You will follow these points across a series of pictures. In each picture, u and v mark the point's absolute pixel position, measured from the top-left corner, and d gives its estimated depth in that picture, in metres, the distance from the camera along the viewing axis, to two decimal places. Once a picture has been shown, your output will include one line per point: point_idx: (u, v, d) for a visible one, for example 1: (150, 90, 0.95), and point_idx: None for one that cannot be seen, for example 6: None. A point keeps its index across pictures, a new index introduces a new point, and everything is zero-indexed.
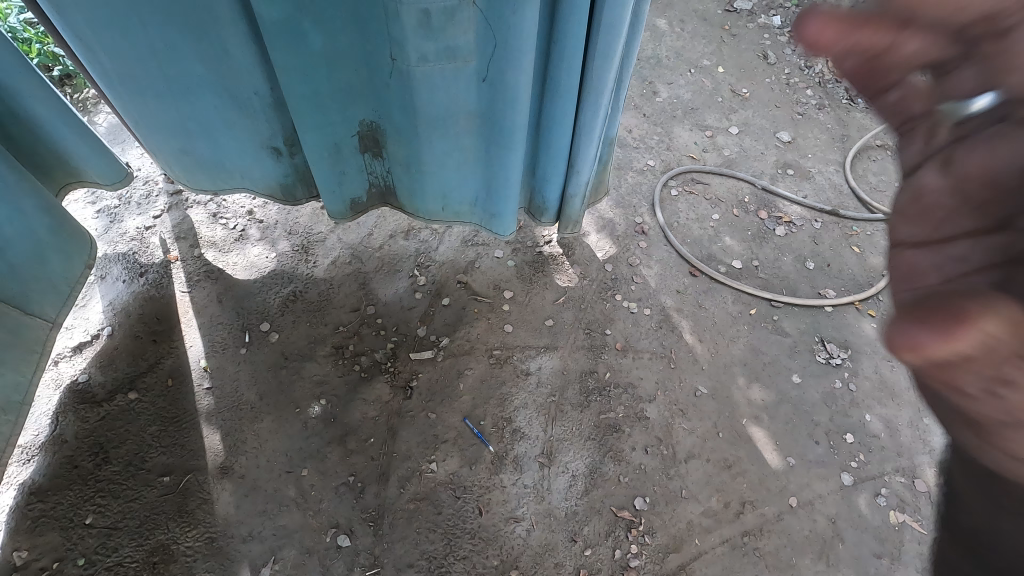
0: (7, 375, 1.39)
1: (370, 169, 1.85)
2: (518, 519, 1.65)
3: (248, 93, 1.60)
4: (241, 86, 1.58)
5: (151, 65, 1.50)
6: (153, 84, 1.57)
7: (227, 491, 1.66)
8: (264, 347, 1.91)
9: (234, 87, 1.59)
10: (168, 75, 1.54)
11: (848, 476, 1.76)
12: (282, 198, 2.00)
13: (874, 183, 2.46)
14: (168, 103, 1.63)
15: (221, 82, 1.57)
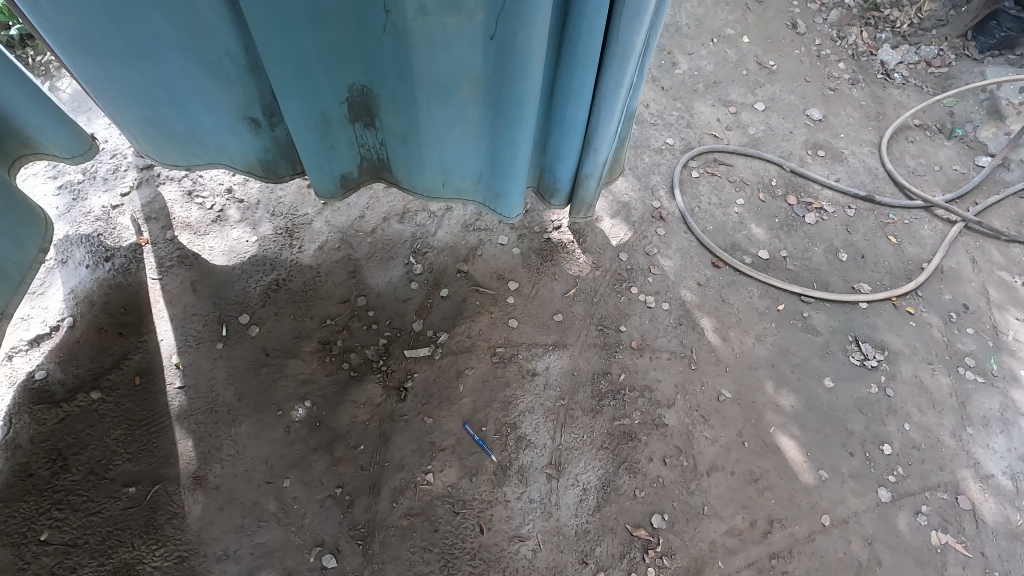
0: None
1: (361, 142, 1.64)
2: (523, 538, 1.49)
3: (218, 54, 1.38)
4: (211, 46, 1.36)
5: (103, 18, 1.28)
6: (108, 41, 1.34)
7: (200, 504, 1.50)
8: (243, 341, 1.73)
9: (201, 47, 1.36)
10: (124, 31, 1.31)
11: (885, 492, 1.60)
12: (263, 176, 1.79)
13: (912, 167, 2.26)
14: (128, 64, 1.41)
15: (188, 41, 1.35)
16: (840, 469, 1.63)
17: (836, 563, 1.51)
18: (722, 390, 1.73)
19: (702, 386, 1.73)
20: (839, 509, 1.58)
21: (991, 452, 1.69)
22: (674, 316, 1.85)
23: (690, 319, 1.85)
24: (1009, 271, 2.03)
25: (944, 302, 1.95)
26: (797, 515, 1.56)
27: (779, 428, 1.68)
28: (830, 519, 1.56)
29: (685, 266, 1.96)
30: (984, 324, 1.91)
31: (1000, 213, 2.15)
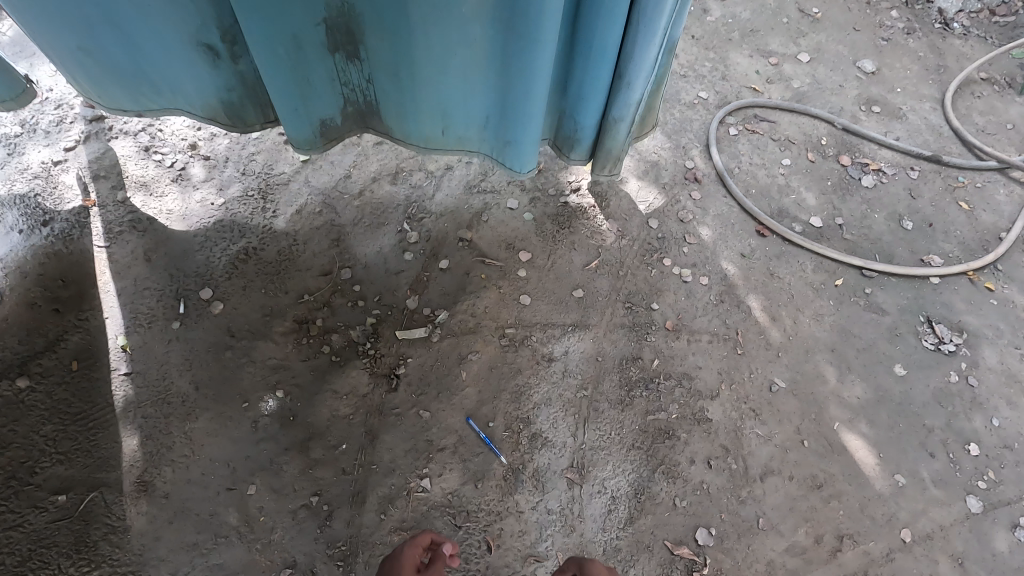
0: None
1: (343, 77, 1.35)
2: (540, 557, 1.23)
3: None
4: None
5: None
6: None
7: (145, 516, 1.22)
8: (204, 320, 1.45)
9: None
10: None
11: (975, 501, 1.33)
12: (230, 122, 1.48)
13: (981, 125, 1.97)
14: None
15: None
16: (919, 474, 1.36)
17: None
18: (775, 379, 1.45)
19: (750, 374, 1.46)
20: (922, 522, 1.31)
21: None
22: (715, 292, 1.57)
23: (733, 296, 1.57)
24: None
25: None
26: (871, 530, 1.29)
27: (844, 424, 1.40)
28: (910, 534, 1.29)
29: (726, 234, 1.67)
30: None
31: None
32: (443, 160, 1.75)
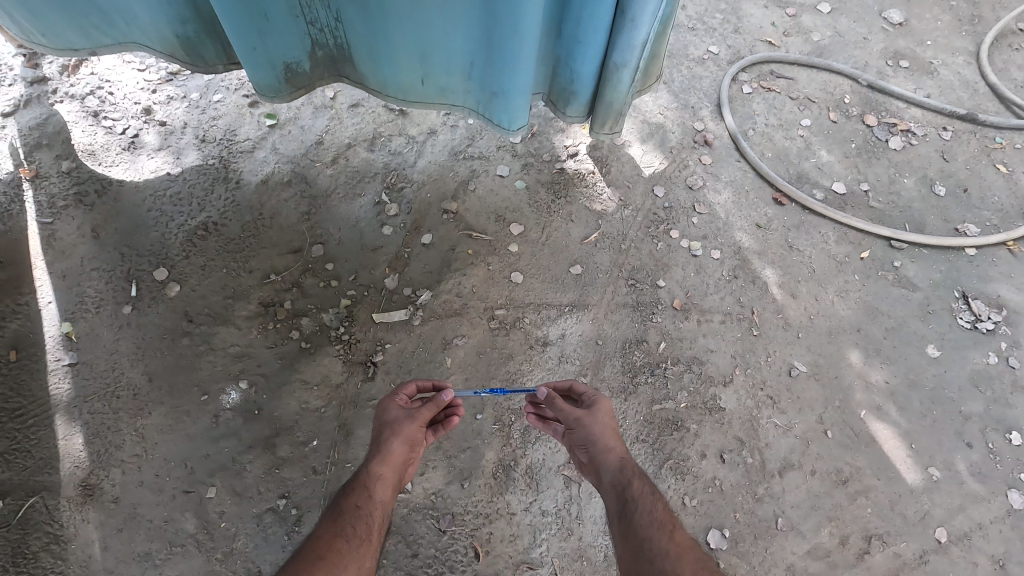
0: None
1: (307, 11, 1.18)
2: (533, 564, 1.10)
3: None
4: None
5: None
6: None
7: (91, 524, 1.09)
8: (157, 304, 1.30)
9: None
10: None
11: (1017, 496, 1.20)
12: (187, 60, 1.31)
13: (1020, 80, 1.78)
14: None
15: None
16: (955, 467, 1.22)
17: None
18: (795, 362, 1.31)
19: (768, 356, 1.31)
20: (958, 520, 1.17)
21: None
22: (728, 266, 1.41)
23: (748, 271, 1.41)
24: None
25: None
26: (903, 529, 1.16)
27: (872, 413, 1.26)
28: (946, 533, 1.16)
29: (739, 203, 1.51)
30: None
31: None
32: (425, 123, 1.58)
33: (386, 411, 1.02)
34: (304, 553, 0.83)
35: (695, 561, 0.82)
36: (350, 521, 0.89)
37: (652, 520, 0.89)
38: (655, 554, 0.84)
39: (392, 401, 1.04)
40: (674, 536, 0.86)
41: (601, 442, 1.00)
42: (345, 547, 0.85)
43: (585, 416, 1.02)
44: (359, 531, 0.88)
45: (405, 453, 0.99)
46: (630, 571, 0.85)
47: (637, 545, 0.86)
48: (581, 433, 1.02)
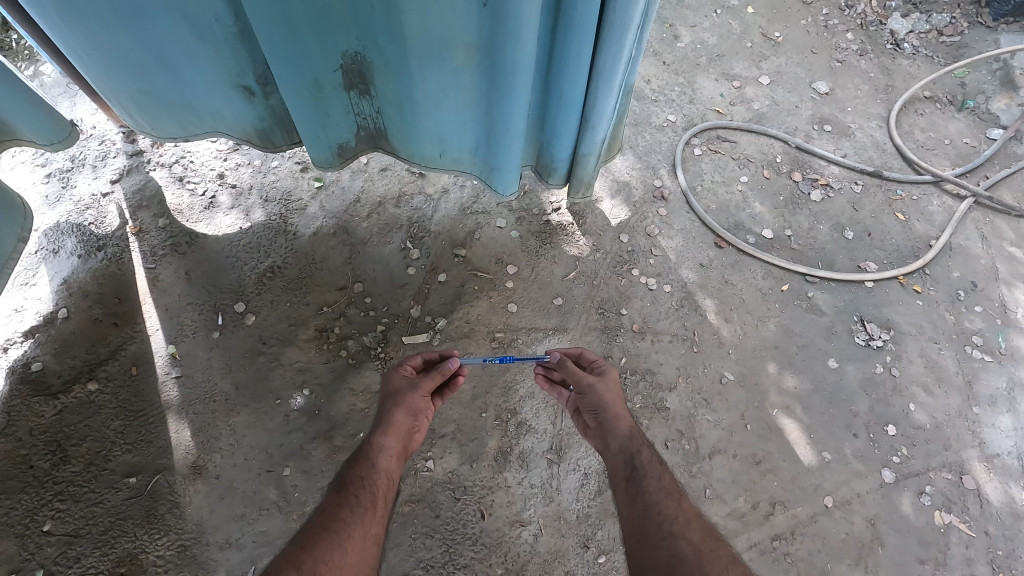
0: None
1: (358, 110, 1.57)
2: (524, 523, 1.49)
3: (206, 18, 1.30)
4: (198, 12, 1.28)
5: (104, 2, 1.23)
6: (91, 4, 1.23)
7: (200, 494, 1.49)
8: (239, 331, 1.70)
9: (189, 10, 1.27)
10: None
11: (888, 473, 1.60)
12: (259, 144, 1.72)
13: (922, 141, 2.20)
14: (118, 33, 1.32)
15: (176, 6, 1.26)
16: (844, 451, 1.62)
17: (838, 544, 1.51)
18: (725, 373, 1.71)
19: (704, 368, 1.71)
20: (842, 490, 1.57)
21: (996, 432, 1.67)
22: (676, 297, 1.82)
23: (692, 301, 1.81)
24: (1020, 246, 1.98)
25: (952, 280, 1.91)
26: (800, 497, 1.55)
27: (782, 410, 1.66)
28: (832, 500, 1.56)
29: (687, 246, 1.91)
30: (993, 301, 1.87)
31: (1013, 186, 2.10)
32: (440, 183, 1.99)
33: (393, 383, 1.33)
34: (315, 519, 1.05)
35: (701, 527, 1.06)
36: (355, 489, 1.11)
37: (661, 485, 1.13)
38: (664, 515, 1.07)
39: (397, 378, 1.34)
40: (678, 502, 1.10)
41: (609, 409, 1.28)
42: (350, 515, 1.06)
43: (596, 385, 1.32)
44: (362, 499, 1.09)
45: (407, 421, 1.26)
46: (637, 525, 1.08)
47: (648, 506, 1.10)
48: (593, 400, 1.31)
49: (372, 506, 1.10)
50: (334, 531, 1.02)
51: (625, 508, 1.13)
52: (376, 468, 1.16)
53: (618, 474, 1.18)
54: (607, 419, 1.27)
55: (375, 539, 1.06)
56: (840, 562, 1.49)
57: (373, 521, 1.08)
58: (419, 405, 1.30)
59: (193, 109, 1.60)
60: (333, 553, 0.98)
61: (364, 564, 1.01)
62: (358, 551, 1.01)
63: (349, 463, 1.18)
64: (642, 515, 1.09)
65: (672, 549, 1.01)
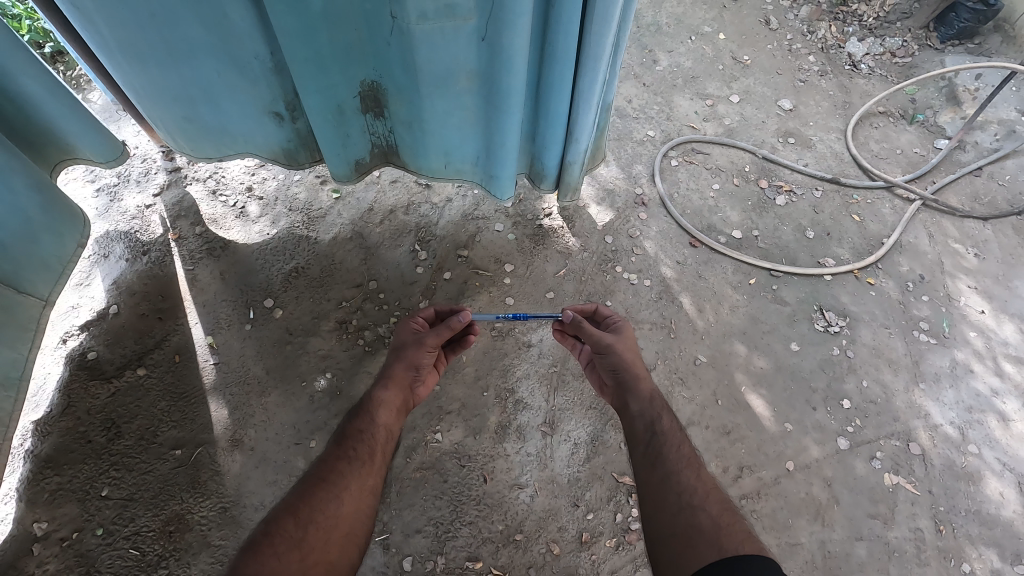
0: (4, 352, 1.45)
1: (372, 129, 1.80)
2: (521, 486, 1.70)
3: (246, 56, 1.48)
4: (240, 50, 1.46)
5: (160, 43, 1.43)
6: (151, 47, 1.43)
7: (238, 462, 1.71)
8: (268, 323, 1.93)
9: (234, 48, 1.46)
10: (166, 39, 1.41)
11: (844, 441, 1.81)
12: (285, 163, 1.89)
13: (876, 151, 2.46)
14: (171, 70, 1.51)
15: (222, 46, 1.45)
16: (804, 422, 1.84)
17: (798, 502, 1.71)
18: (699, 355, 1.93)
19: (680, 351, 1.93)
20: (802, 456, 1.78)
21: (941, 405, 1.89)
22: (656, 291, 2.04)
23: (669, 294, 2.04)
24: (963, 243, 2.22)
25: (902, 273, 2.14)
26: (765, 462, 1.76)
27: (749, 387, 1.88)
28: (794, 464, 1.76)
29: (665, 246, 2.15)
30: (939, 291, 2.10)
31: (956, 191, 2.36)
32: (445, 193, 2.23)
33: (401, 336, 1.54)
34: (316, 471, 1.24)
35: (719, 502, 1.18)
36: (354, 443, 1.30)
37: (681, 455, 1.28)
38: (682, 484, 1.21)
39: (405, 330, 1.55)
40: (696, 471, 1.24)
41: (629, 368, 1.45)
42: (347, 465, 1.25)
43: (615, 348, 1.47)
44: (359, 453, 1.28)
45: (406, 374, 1.47)
46: (655, 487, 1.23)
47: (668, 474, 1.24)
48: (613, 361, 1.46)
49: (368, 460, 1.28)
50: (331, 482, 1.20)
51: (645, 472, 1.27)
52: (374, 422, 1.35)
53: (640, 436, 1.34)
54: (625, 378, 1.45)
55: (371, 490, 1.25)
56: (800, 517, 1.69)
57: (369, 473, 1.27)
58: (420, 359, 1.49)
59: (229, 134, 1.77)
60: (329, 502, 1.17)
61: (359, 511, 1.21)
62: (354, 502, 1.21)
63: (352, 415, 1.37)
64: (663, 480, 1.23)
65: (690, 520, 1.14)
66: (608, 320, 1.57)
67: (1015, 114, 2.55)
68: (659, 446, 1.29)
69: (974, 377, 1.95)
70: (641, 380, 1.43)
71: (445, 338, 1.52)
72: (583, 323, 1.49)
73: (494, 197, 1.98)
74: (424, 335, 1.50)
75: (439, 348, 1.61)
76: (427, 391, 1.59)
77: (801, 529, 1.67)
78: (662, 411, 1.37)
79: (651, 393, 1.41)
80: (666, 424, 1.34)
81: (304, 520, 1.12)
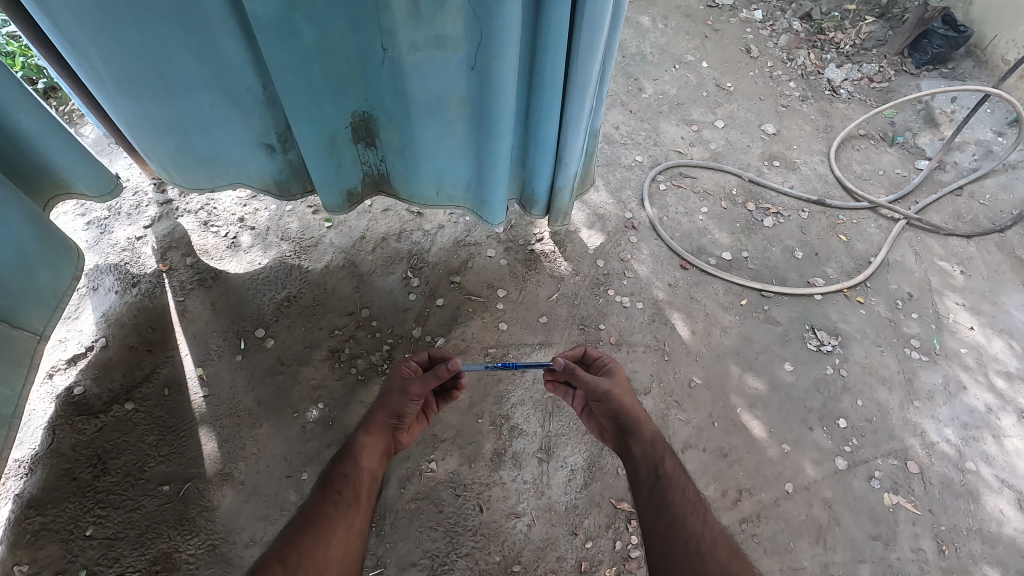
0: None
1: (364, 158, 1.82)
2: (518, 514, 1.67)
3: (239, 89, 1.50)
4: (234, 83, 1.48)
5: (153, 77, 1.44)
6: (146, 80, 1.45)
7: (228, 497, 1.67)
8: (260, 352, 1.91)
9: (227, 81, 1.48)
10: (161, 72, 1.43)
11: (841, 461, 1.80)
12: (277, 194, 1.90)
13: (859, 172, 2.52)
14: (165, 103, 1.52)
15: (216, 79, 1.47)
16: (801, 442, 1.83)
17: (799, 524, 1.69)
18: (693, 377, 1.92)
19: (675, 374, 1.92)
20: (801, 477, 1.77)
21: (937, 422, 1.89)
22: (648, 313, 2.05)
23: (662, 316, 2.05)
24: (949, 260, 2.26)
25: (891, 291, 2.16)
26: (763, 484, 1.75)
27: (745, 408, 1.87)
28: (793, 486, 1.75)
29: (657, 269, 2.16)
30: (927, 309, 2.12)
31: (939, 210, 2.41)
32: (436, 220, 2.25)
33: (392, 381, 1.50)
34: (302, 514, 1.20)
35: (726, 545, 1.16)
36: (339, 487, 1.26)
37: (686, 500, 1.26)
38: (689, 531, 1.19)
39: (395, 376, 1.51)
40: (702, 516, 1.22)
41: (630, 412, 1.43)
42: (333, 509, 1.21)
43: (612, 393, 1.46)
44: (345, 496, 1.25)
45: (388, 421, 1.43)
46: (664, 532, 1.21)
47: (674, 520, 1.21)
48: (612, 407, 1.45)
49: (355, 503, 1.25)
50: (319, 526, 1.17)
51: (650, 518, 1.25)
52: (359, 466, 1.32)
53: (644, 480, 1.31)
54: (627, 424, 1.42)
55: (358, 533, 1.22)
56: (802, 540, 1.67)
57: (356, 516, 1.23)
58: (403, 407, 1.44)
59: (221, 165, 1.78)
60: (318, 547, 1.14)
61: (347, 555, 1.17)
62: (342, 543, 1.17)
63: (335, 459, 1.35)
64: (669, 528, 1.20)
65: (700, 568, 1.12)
66: (603, 365, 1.58)
67: (991, 134, 2.63)
68: (661, 493, 1.27)
69: (968, 393, 1.96)
70: (643, 423, 1.42)
71: (433, 387, 1.46)
72: (576, 369, 1.48)
73: (485, 221, 1.99)
74: (410, 382, 1.45)
75: (429, 395, 1.57)
76: (411, 438, 1.56)
77: (803, 552, 1.65)
78: (668, 453, 1.36)
79: (654, 433, 1.40)
80: (671, 467, 1.32)
81: (292, 564, 1.08)
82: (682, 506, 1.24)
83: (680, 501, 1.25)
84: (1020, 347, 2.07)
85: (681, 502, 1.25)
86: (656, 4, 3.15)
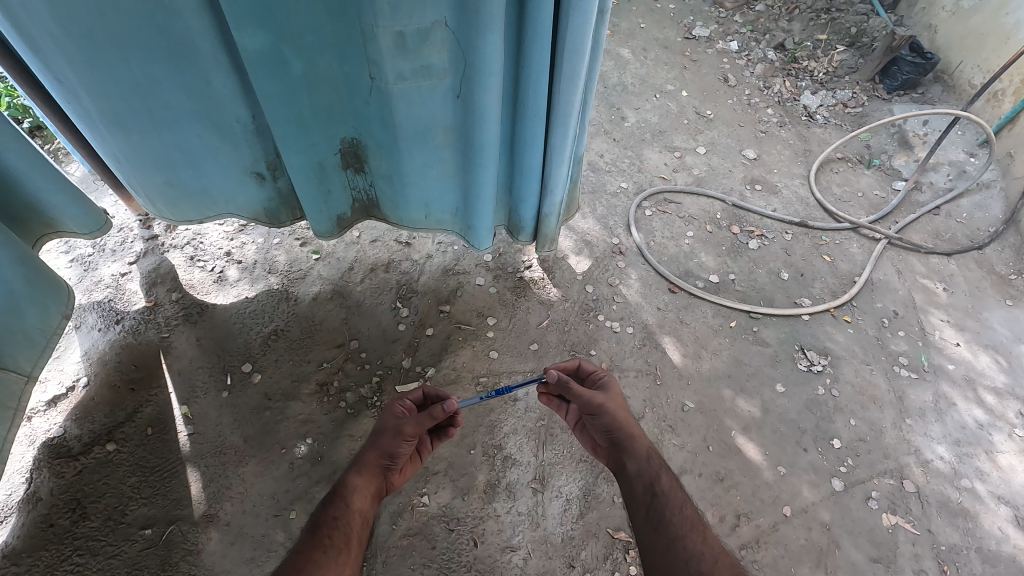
0: None
1: (353, 185, 1.82)
2: (514, 548, 1.63)
3: (229, 121, 1.52)
4: (223, 115, 1.49)
5: (142, 111, 1.44)
6: (135, 115, 1.45)
7: (214, 539, 1.62)
8: (247, 388, 1.88)
9: (216, 113, 1.49)
10: (150, 106, 1.44)
11: (838, 482, 1.78)
12: (267, 222, 1.90)
13: (838, 195, 2.58)
14: (153, 136, 1.53)
15: (205, 112, 1.49)
16: (796, 464, 1.81)
17: (799, 549, 1.66)
18: (686, 401, 1.91)
19: (668, 398, 1.91)
20: (798, 500, 1.75)
21: (930, 440, 1.89)
22: (638, 338, 2.05)
23: (652, 340, 2.05)
24: (931, 278, 2.30)
25: (876, 310, 2.19)
26: (761, 508, 1.72)
27: (739, 431, 1.86)
28: (791, 509, 1.73)
29: (646, 293, 2.17)
30: (913, 326, 2.15)
31: (918, 229, 2.46)
32: (425, 249, 2.25)
33: (385, 420, 1.47)
34: (290, 560, 1.15)
35: (727, 563, 1.13)
36: (328, 531, 1.22)
37: (683, 518, 1.23)
38: (689, 551, 1.16)
39: (389, 414, 1.48)
40: (702, 534, 1.20)
41: (624, 427, 1.41)
42: (322, 555, 1.17)
43: (606, 408, 1.44)
44: (334, 540, 1.21)
45: (379, 462, 1.41)
46: (662, 553, 1.18)
47: (673, 540, 1.19)
48: (605, 422, 1.43)
49: (345, 547, 1.21)
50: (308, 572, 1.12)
51: (649, 538, 1.22)
52: (349, 508, 1.29)
53: (641, 500, 1.29)
54: (621, 438, 1.40)
55: None
56: (803, 565, 1.64)
57: (346, 562, 1.19)
58: (396, 448, 1.41)
59: (210, 195, 1.77)
60: None
61: None
62: None
63: (325, 502, 1.31)
64: (668, 547, 1.18)
65: None
66: (596, 378, 1.56)
67: (964, 155, 2.71)
68: (657, 512, 1.25)
69: (958, 410, 1.96)
70: (637, 438, 1.40)
71: (427, 427, 1.43)
72: (569, 383, 1.47)
73: (473, 247, 2.00)
74: (404, 422, 1.42)
75: (423, 434, 1.54)
76: (403, 479, 1.52)
77: None
78: (663, 470, 1.34)
79: (650, 448, 1.39)
80: (666, 484, 1.30)
81: None
82: (679, 525, 1.21)
83: (678, 519, 1.23)
84: (1005, 362, 2.09)
85: (678, 520, 1.23)
86: (635, 36, 3.25)
